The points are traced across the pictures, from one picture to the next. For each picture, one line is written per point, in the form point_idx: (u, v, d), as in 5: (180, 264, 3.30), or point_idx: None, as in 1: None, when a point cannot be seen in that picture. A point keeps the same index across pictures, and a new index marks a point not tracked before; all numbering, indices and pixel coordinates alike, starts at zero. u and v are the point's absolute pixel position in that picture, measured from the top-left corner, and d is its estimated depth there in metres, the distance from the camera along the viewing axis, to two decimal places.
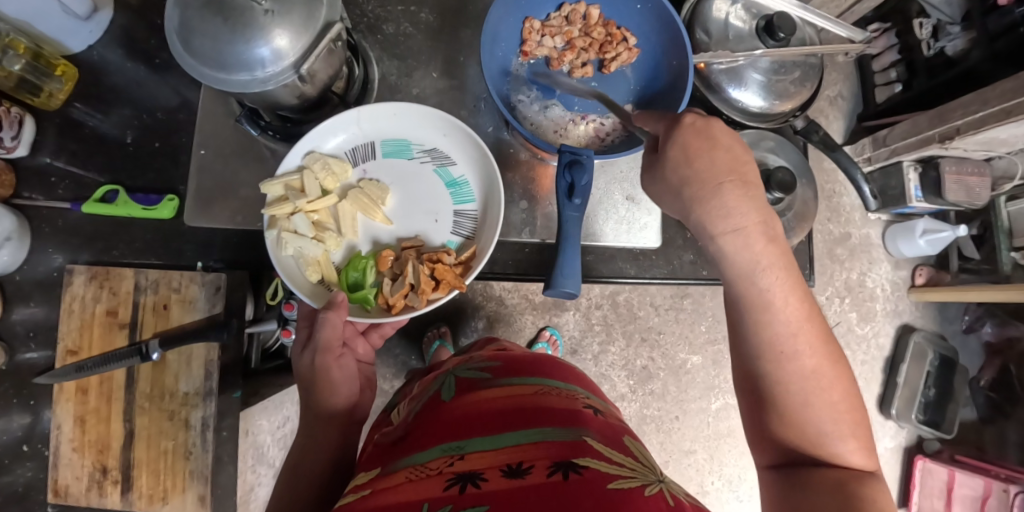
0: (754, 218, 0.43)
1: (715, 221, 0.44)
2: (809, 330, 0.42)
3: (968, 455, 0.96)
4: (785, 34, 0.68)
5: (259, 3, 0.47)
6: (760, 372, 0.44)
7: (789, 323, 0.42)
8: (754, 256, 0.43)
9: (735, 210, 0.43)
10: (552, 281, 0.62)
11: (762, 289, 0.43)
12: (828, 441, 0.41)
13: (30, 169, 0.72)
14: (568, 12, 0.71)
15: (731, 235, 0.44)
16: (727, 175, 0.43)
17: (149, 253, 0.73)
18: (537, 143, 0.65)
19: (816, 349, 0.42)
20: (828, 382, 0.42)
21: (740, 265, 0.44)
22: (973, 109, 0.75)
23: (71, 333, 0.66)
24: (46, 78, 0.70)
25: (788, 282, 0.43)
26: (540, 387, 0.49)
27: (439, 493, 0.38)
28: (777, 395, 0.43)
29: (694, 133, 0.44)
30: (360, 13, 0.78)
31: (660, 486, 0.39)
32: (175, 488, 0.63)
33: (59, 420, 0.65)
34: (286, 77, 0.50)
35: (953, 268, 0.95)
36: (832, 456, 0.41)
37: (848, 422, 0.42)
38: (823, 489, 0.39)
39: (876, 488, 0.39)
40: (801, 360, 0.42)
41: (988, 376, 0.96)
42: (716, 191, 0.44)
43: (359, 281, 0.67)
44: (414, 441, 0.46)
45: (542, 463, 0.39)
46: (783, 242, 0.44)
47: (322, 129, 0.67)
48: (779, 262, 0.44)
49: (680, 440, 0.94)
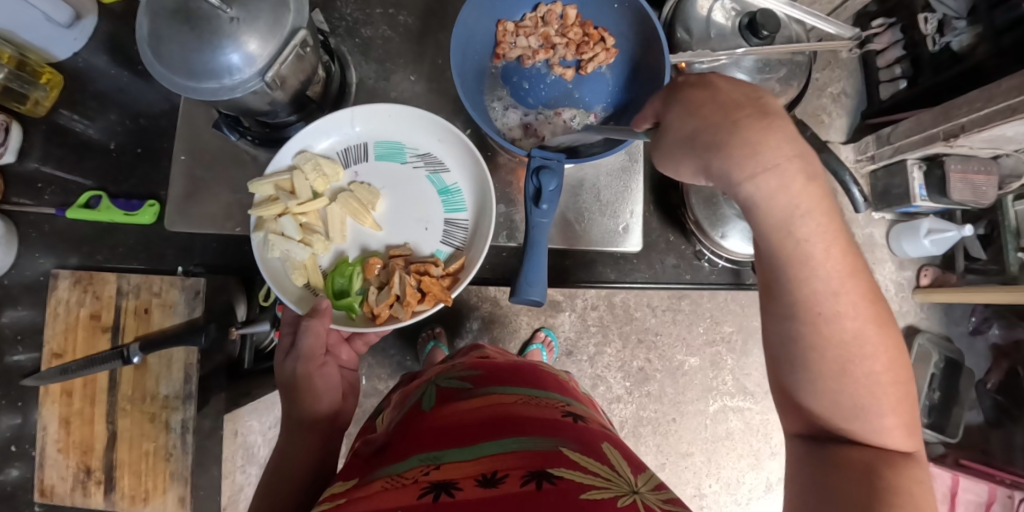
0: (788, 150, 0.36)
1: (741, 162, 0.36)
2: (855, 289, 0.36)
3: (973, 460, 0.93)
4: (768, 32, 0.67)
5: (225, 11, 0.48)
6: (791, 333, 0.38)
7: (830, 281, 0.36)
8: (789, 199, 0.36)
9: (767, 142, 0.35)
10: (518, 289, 0.61)
11: (808, 247, 0.36)
12: (866, 419, 0.37)
13: (19, 174, 0.73)
14: (544, 13, 0.71)
15: (765, 174, 0.36)
16: (742, 108, 0.37)
17: (131, 257, 0.75)
18: (506, 145, 0.64)
19: (858, 310, 0.36)
20: (875, 351, 0.36)
21: (775, 214, 0.37)
22: (978, 105, 0.73)
23: (56, 336, 0.68)
24: (31, 87, 0.71)
25: (829, 229, 0.36)
26: (519, 396, 0.49)
27: (413, 501, 0.37)
28: (814, 361, 0.37)
29: (691, 86, 0.41)
30: (339, 17, 0.78)
31: (634, 497, 0.38)
32: (156, 490, 0.65)
33: (45, 421, 0.66)
34: (253, 84, 0.50)
35: (959, 268, 0.93)
36: (865, 435, 0.37)
37: (893, 400, 0.37)
38: (842, 473, 0.36)
39: (908, 473, 0.35)
40: (842, 324, 0.36)
41: (996, 379, 0.93)
42: (733, 128, 0.37)
43: (344, 287, 0.68)
44: (394, 453, 0.46)
45: (516, 473, 0.39)
46: (823, 184, 0.37)
47: (315, 129, 0.68)
48: (817, 206, 0.36)
49: (678, 442, 0.93)
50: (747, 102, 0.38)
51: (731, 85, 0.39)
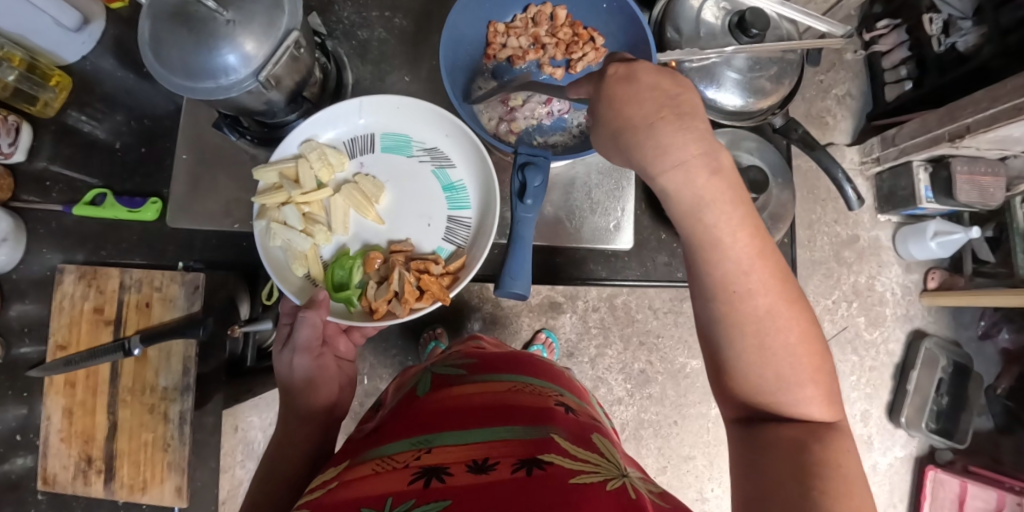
0: (694, 148, 0.38)
1: (652, 160, 0.39)
2: (763, 271, 0.39)
3: (982, 467, 0.91)
4: (757, 30, 0.68)
5: (221, 14, 0.49)
6: (710, 314, 0.40)
7: (740, 262, 0.39)
8: (696, 192, 0.39)
9: (675, 142, 0.38)
10: (501, 281, 0.62)
11: (721, 232, 0.39)
12: (785, 392, 0.38)
13: (27, 173, 0.76)
14: (533, 13, 0.73)
15: (672, 171, 0.39)
16: (657, 110, 0.39)
17: (133, 253, 0.77)
18: (495, 144, 0.65)
19: (769, 289, 0.38)
20: (784, 325, 0.38)
21: (684, 202, 0.40)
22: (983, 106, 0.72)
23: (61, 328, 0.70)
24: (40, 88, 0.74)
25: (737, 216, 0.39)
26: (512, 384, 0.49)
27: (403, 486, 0.37)
28: (730, 335, 0.39)
29: (615, 80, 0.42)
30: (336, 20, 0.79)
31: (623, 481, 0.37)
32: (155, 479, 0.67)
33: (49, 411, 0.69)
34: (248, 84, 0.52)
35: (967, 271, 0.91)
36: (789, 406, 0.38)
37: (811, 370, 0.38)
38: (771, 449, 0.36)
39: (835, 442, 0.36)
40: (753, 300, 0.38)
41: (1006, 384, 0.92)
42: (649, 130, 0.39)
43: (344, 280, 0.69)
44: (385, 437, 0.46)
45: (507, 460, 0.38)
46: (730, 174, 0.39)
47: (322, 118, 0.69)
48: (726, 196, 0.39)
49: (679, 445, 0.93)
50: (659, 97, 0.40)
51: (654, 78, 0.40)
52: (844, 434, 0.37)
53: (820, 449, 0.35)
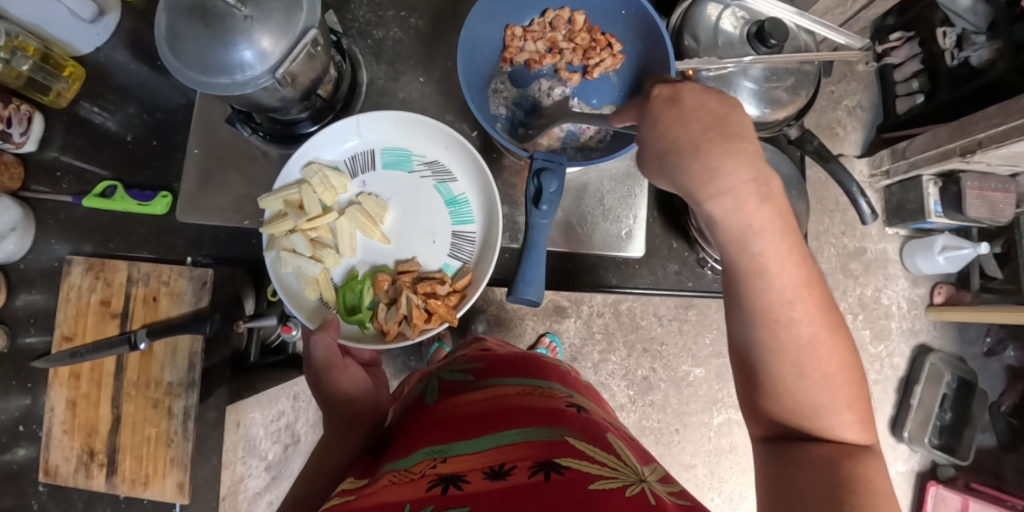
0: (742, 176, 0.40)
1: (702, 185, 0.41)
2: (807, 303, 0.39)
3: (984, 484, 0.90)
4: (775, 41, 0.68)
5: (239, 9, 0.49)
6: (751, 339, 0.41)
7: (783, 291, 0.39)
8: (744, 217, 0.40)
9: (726, 169, 0.40)
10: (514, 288, 0.62)
11: (766, 261, 0.40)
12: (822, 418, 0.39)
13: (38, 162, 0.76)
14: (551, 18, 0.72)
15: (721, 197, 0.41)
16: (707, 132, 0.41)
17: (140, 246, 0.79)
18: (508, 146, 0.64)
19: (813, 318, 0.39)
20: (826, 352, 0.39)
21: (731, 229, 0.41)
22: (996, 122, 0.71)
23: (67, 320, 0.71)
24: (53, 79, 0.73)
25: (784, 245, 0.40)
26: (521, 388, 0.49)
27: (421, 494, 0.36)
28: (772, 365, 0.40)
29: (660, 100, 0.45)
30: (352, 18, 0.79)
31: (643, 486, 0.37)
32: (157, 474, 0.66)
33: (53, 403, 0.69)
34: (264, 80, 0.52)
35: (974, 287, 0.91)
36: (823, 429, 0.39)
37: (847, 398, 0.39)
38: (804, 467, 0.37)
39: (868, 463, 0.37)
40: (797, 330, 0.39)
41: (1010, 401, 0.92)
42: (693, 152, 0.41)
43: (355, 302, 0.69)
44: (400, 448, 0.45)
45: (524, 463, 0.38)
46: (777, 202, 0.40)
47: (321, 142, 0.68)
48: (773, 224, 0.40)
49: (680, 453, 0.92)
50: (713, 121, 0.42)
51: (697, 99, 0.43)
52: (877, 458, 0.38)
53: (853, 469, 0.36)
